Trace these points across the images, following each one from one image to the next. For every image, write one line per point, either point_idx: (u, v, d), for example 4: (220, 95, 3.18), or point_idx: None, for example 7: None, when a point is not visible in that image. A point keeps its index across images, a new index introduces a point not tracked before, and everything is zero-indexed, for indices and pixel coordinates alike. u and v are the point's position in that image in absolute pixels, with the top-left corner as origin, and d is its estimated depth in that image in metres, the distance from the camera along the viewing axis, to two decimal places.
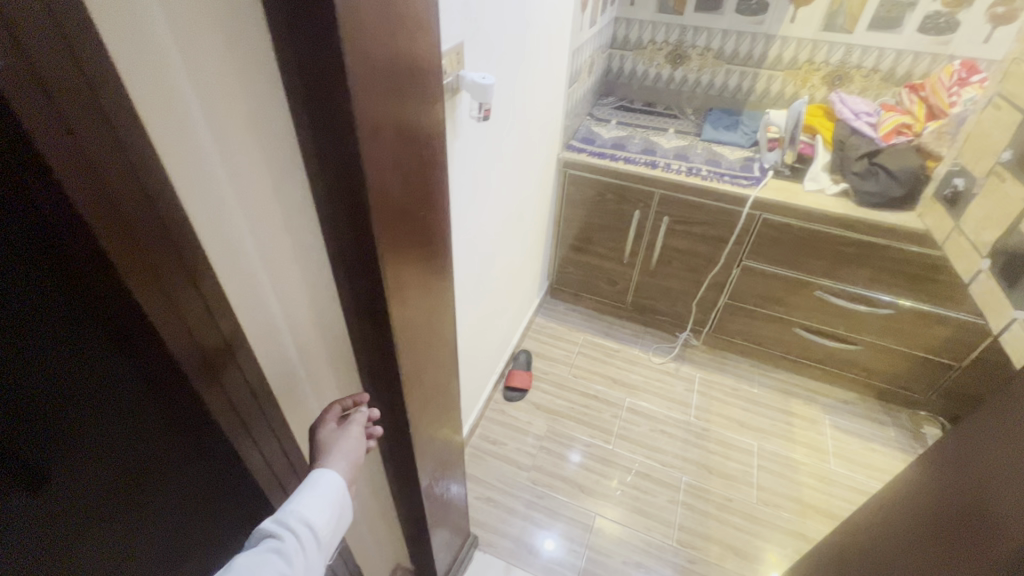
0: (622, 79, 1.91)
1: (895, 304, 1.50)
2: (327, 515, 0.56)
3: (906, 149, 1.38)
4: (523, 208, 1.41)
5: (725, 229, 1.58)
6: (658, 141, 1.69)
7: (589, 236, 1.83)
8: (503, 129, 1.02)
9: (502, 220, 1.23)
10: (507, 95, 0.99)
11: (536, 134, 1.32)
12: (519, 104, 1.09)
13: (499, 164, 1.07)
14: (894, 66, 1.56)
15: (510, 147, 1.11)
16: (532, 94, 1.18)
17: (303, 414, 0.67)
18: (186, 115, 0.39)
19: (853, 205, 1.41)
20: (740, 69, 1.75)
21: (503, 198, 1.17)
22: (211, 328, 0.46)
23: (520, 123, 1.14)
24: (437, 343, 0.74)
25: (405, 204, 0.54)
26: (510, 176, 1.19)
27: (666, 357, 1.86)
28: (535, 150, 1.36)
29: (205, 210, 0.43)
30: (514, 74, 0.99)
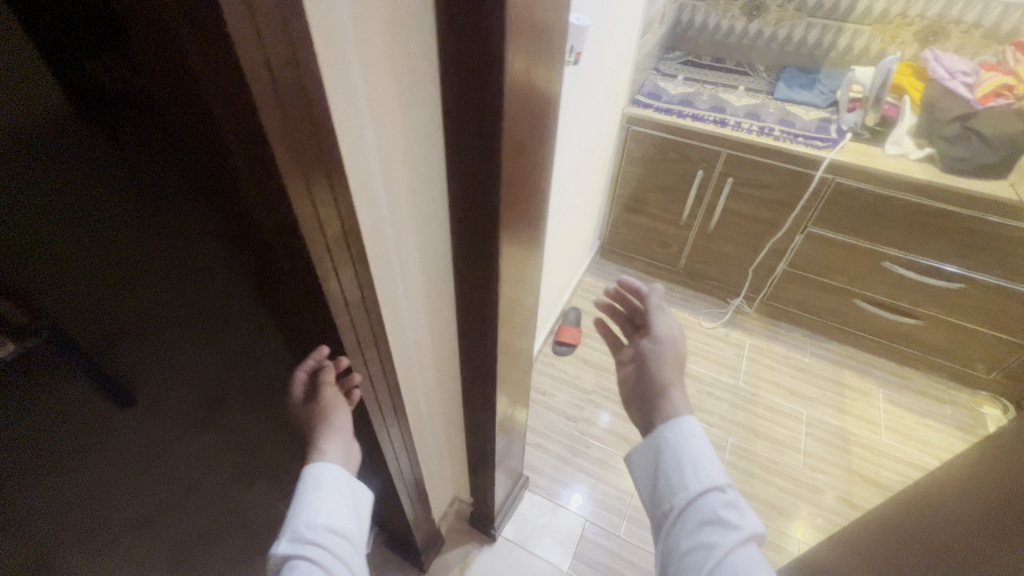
0: (691, 32, 1.82)
1: (968, 279, 1.45)
2: (338, 511, 0.60)
3: (1007, 112, 1.29)
4: (587, 161, 1.39)
5: (793, 193, 1.53)
6: (728, 99, 1.62)
7: (645, 196, 1.80)
8: (583, 81, 1.00)
9: (569, 174, 1.22)
10: (591, 42, 0.96)
11: (609, 80, 1.30)
12: (599, 56, 1.06)
13: (575, 116, 1.05)
14: (999, 21, 1.44)
15: (586, 99, 1.08)
16: (612, 40, 1.15)
17: (398, 345, 0.71)
18: (343, 43, 0.41)
19: (938, 171, 1.34)
20: (823, 23, 1.63)
21: (573, 151, 1.16)
22: (343, 251, 0.50)
23: (596, 74, 1.10)
24: (527, 288, 0.76)
25: (529, 147, 0.54)
26: (581, 130, 1.17)
27: (716, 323, 1.85)
28: (606, 97, 1.33)
29: (348, 138, 0.46)
30: (599, 20, 0.96)
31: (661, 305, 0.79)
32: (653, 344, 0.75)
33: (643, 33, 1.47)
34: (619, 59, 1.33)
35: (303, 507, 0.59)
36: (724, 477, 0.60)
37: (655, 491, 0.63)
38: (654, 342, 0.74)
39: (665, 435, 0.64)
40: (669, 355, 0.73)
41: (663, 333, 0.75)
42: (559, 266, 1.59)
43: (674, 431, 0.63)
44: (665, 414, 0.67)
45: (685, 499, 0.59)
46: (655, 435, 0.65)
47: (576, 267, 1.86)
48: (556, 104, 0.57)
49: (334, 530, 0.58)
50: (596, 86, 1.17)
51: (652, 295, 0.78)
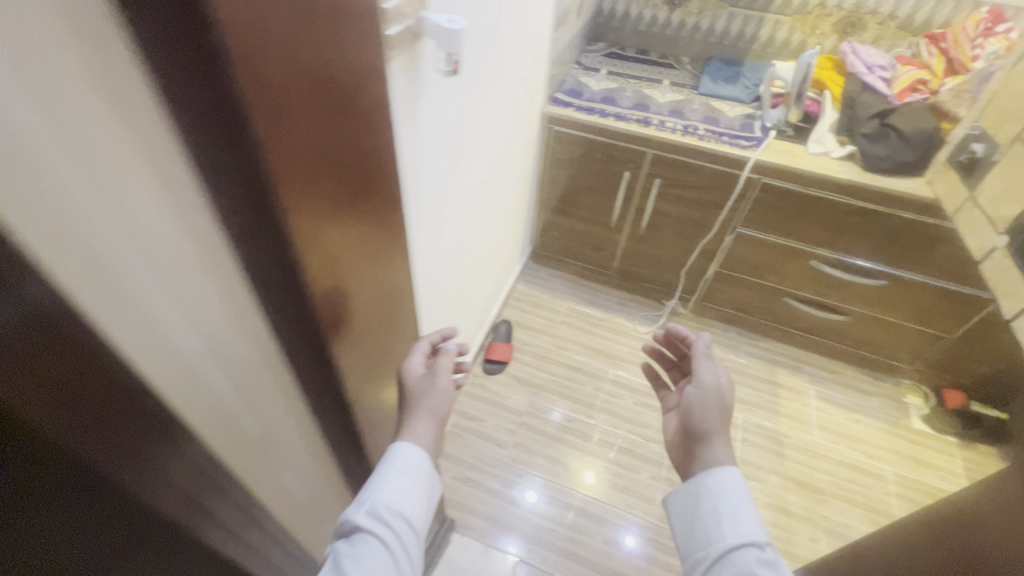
0: (614, 22, 1.71)
1: (890, 276, 1.44)
2: (401, 493, 0.68)
3: (922, 108, 1.26)
4: (500, 167, 1.26)
5: (720, 194, 1.46)
6: (652, 95, 1.53)
7: (574, 199, 1.69)
8: (467, 85, 0.86)
9: (471, 188, 1.08)
10: (473, 39, 0.81)
11: (516, 79, 1.16)
12: (489, 56, 0.91)
13: (463, 126, 0.90)
14: (914, 13, 1.41)
15: (477, 105, 0.94)
16: (511, 37, 1.01)
17: (269, 463, 0.56)
18: (15, 153, 0.25)
19: (860, 169, 1.31)
20: (744, 13, 1.56)
21: (468, 164, 1.01)
22: (142, 421, 0.32)
23: (490, 76, 0.96)
24: (396, 329, 0.66)
25: (341, 189, 0.44)
26: (479, 140, 1.03)
27: (652, 327, 1.79)
28: (514, 98, 1.20)
29: (85, 283, 0.30)
30: (483, 14, 0.82)
31: (707, 349, 0.91)
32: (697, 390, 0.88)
33: (556, 26, 1.34)
34: (527, 54, 1.19)
35: (376, 488, 0.67)
36: (755, 527, 0.73)
37: (695, 533, 0.78)
38: (698, 386, 0.87)
39: (703, 482, 0.79)
40: (713, 402, 0.85)
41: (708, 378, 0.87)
42: (481, 282, 1.46)
43: (719, 481, 0.78)
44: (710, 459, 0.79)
45: (719, 547, 0.73)
46: (694, 482, 0.81)
47: (504, 275, 1.74)
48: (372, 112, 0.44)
49: (394, 512, 0.66)
50: (495, 89, 1.02)
51: (698, 342, 0.92)
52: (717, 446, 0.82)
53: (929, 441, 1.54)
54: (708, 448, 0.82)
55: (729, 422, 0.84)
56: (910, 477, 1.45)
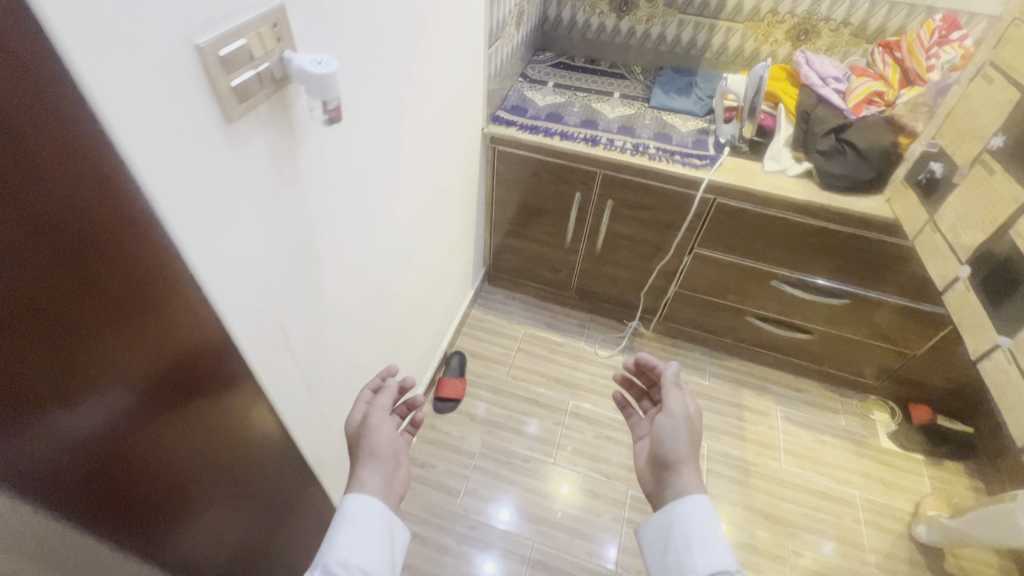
0: (560, 30, 1.61)
1: (852, 294, 1.38)
2: (356, 548, 0.75)
3: (879, 122, 1.19)
4: (430, 200, 1.14)
5: (676, 214, 1.38)
6: (601, 109, 1.43)
7: (525, 221, 1.59)
8: (362, 120, 0.73)
9: (392, 226, 0.96)
10: (360, 66, 0.68)
11: (439, 103, 1.04)
12: (392, 82, 0.79)
13: (365, 164, 0.78)
14: (867, 19, 1.34)
15: (382, 138, 0.81)
16: (421, 58, 0.88)
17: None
18: None
19: (817, 188, 1.24)
20: (695, 20, 1.47)
21: (383, 202, 0.89)
22: None
23: (398, 104, 0.84)
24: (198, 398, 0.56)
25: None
26: (395, 174, 0.91)
27: (614, 350, 1.71)
28: (439, 124, 1.07)
29: None
30: (371, 36, 0.69)
31: (676, 381, 0.98)
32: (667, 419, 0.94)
33: (490, 40, 1.22)
34: (452, 74, 1.07)
35: (333, 546, 0.74)
36: (724, 550, 0.81)
37: (669, 560, 0.86)
38: (668, 415, 0.93)
39: (675, 511, 0.87)
40: (682, 430, 0.91)
41: (676, 407, 0.94)
42: (423, 319, 1.34)
43: (685, 508, 0.86)
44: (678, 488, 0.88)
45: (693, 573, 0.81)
46: (667, 509, 0.89)
47: (455, 304, 1.63)
48: (24, 125, 0.32)
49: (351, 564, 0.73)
50: (409, 118, 0.90)
51: (666, 373, 0.98)
52: (686, 475, 0.89)
53: (896, 460, 1.50)
54: (679, 477, 0.89)
55: (697, 450, 0.91)
56: (878, 502, 1.40)
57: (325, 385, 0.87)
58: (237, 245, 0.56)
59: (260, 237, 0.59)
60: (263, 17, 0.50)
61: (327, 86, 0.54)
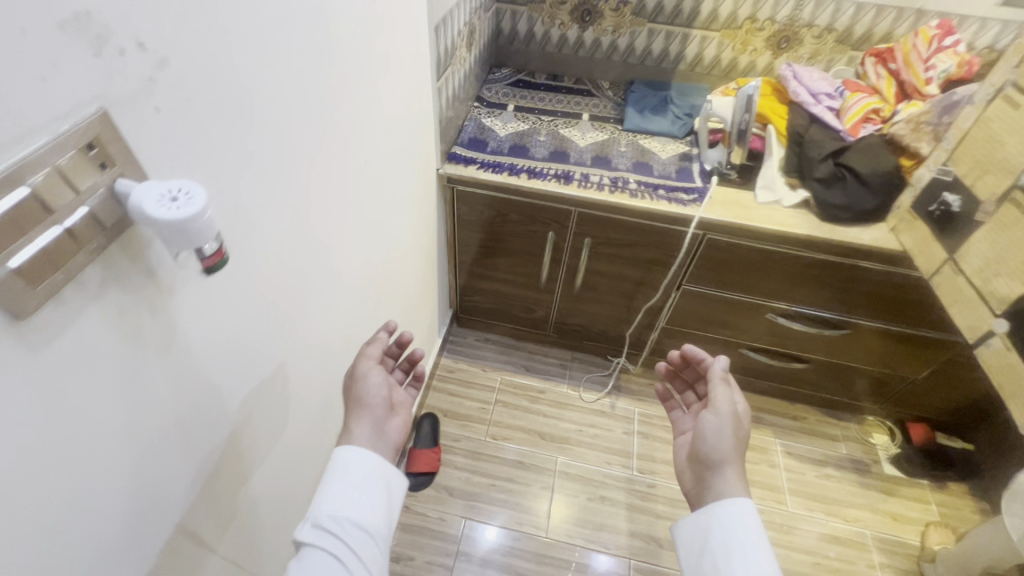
0: (517, 44, 1.42)
1: (853, 325, 1.28)
2: (350, 503, 0.70)
3: (879, 143, 1.08)
4: (379, 271, 0.94)
5: (662, 252, 1.24)
6: (570, 136, 1.27)
7: (494, 262, 1.42)
8: (263, 223, 0.53)
9: (329, 321, 0.77)
10: (245, 156, 0.48)
11: (379, 159, 0.84)
12: (303, 157, 0.59)
13: (278, 269, 0.59)
14: (853, 24, 1.22)
15: (300, 229, 0.62)
16: (344, 115, 0.69)
17: None
18: None
19: (816, 218, 1.11)
20: (666, 29, 1.32)
21: (312, 301, 0.69)
22: None
23: (318, 179, 0.64)
24: None
25: None
26: (326, 261, 0.71)
27: (600, 393, 1.57)
28: (382, 182, 0.88)
29: None
30: (258, 112, 0.49)
31: (725, 376, 0.88)
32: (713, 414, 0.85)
33: (439, 70, 1.02)
34: (393, 121, 0.87)
35: (327, 499, 0.70)
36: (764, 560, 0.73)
37: (704, 567, 0.77)
38: (715, 411, 0.84)
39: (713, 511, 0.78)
40: (729, 430, 0.83)
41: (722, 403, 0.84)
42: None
43: (724, 512, 0.77)
44: (717, 489, 0.80)
45: None
46: (705, 511, 0.80)
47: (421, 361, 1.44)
48: None
49: (346, 523, 0.69)
50: (337, 191, 0.70)
51: (713, 368, 0.89)
52: (726, 474, 0.80)
53: (902, 488, 1.43)
54: (720, 475, 0.80)
55: (745, 452, 0.82)
56: (889, 541, 1.32)
57: (251, 549, 0.68)
58: (55, 475, 0.36)
59: (105, 440, 0.40)
60: (60, 144, 0.31)
61: (189, 234, 0.35)
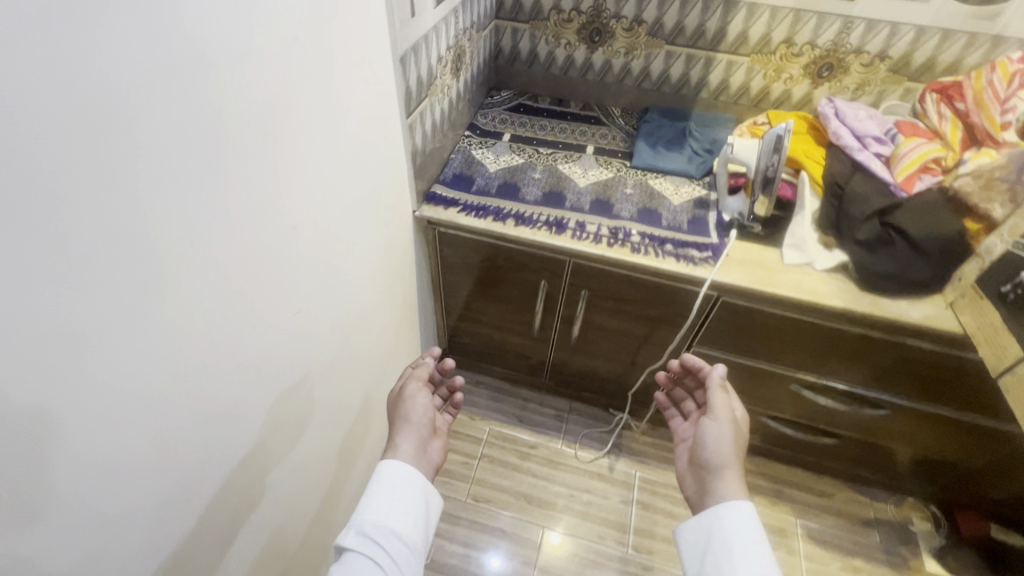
0: (518, 66, 1.28)
1: (894, 406, 1.08)
2: (390, 512, 0.74)
3: (937, 201, 0.89)
4: (332, 345, 0.79)
5: (670, 310, 1.07)
6: (569, 174, 1.12)
7: (483, 306, 1.28)
8: (109, 360, 0.38)
9: (264, 424, 0.63)
10: (72, 283, 0.34)
11: (326, 221, 0.69)
12: (190, 257, 0.44)
13: (154, 402, 0.44)
14: (911, 51, 1.03)
15: (188, 344, 0.47)
16: (265, 185, 0.53)
17: None
18: None
19: (855, 287, 0.93)
20: (687, 52, 1.15)
21: (224, 420, 0.54)
22: None
23: (227, 271, 0.50)
24: None
25: None
26: (242, 365, 0.56)
27: (599, 452, 1.41)
28: (332, 247, 0.73)
29: None
30: (102, 211, 0.35)
31: (724, 383, 0.84)
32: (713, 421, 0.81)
33: (411, 105, 0.88)
34: (347, 173, 0.72)
35: (368, 507, 0.74)
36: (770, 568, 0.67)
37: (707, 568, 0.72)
38: (714, 417, 0.80)
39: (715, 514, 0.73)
40: (728, 434, 0.78)
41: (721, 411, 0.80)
42: (350, 475, 1.00)
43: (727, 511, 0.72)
44: (715, 498, 0.75)
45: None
46: (704, 516, 0.75)
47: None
48: None
49: (385, 530, 0.72)
50: (257, 279, 0.55)
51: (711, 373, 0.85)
52: (724, 475, 0.76)
53: None
54: (718, 482, 0.76)
55: (743, 458, 0.78)
56: None
57: None
58: None
59: None
60: None
61: None
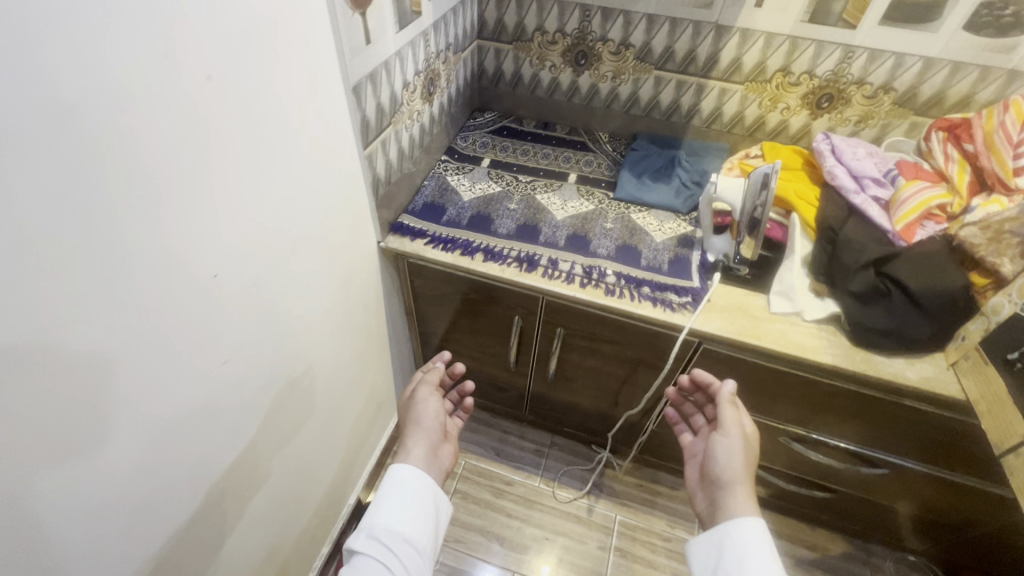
0: (502, 87, 1.23)
1: (891, 466, 1.00)
2: (400, 515, 0.75)
3: (940, 252, 0.81)
4: (273, 396, 0.73)
5: (649, 354, 1.01)
6: (547, 204, 1.05)
7: (459, 337, 1.23)
8: None
9: (179, 486, 0.58)
10: None
11: (257, 270, 0.63)
12: (34, 335, 0.37)
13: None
14: (917, 84, 0.95)
15: (49, 424, 0.40)
16: (158, 242, 0.47)
17: None
18: None
19: (848, 341, 0.85)
20: (676, 78, 1.08)
21: (103, 506, 0.48)
22: None
23: (116, 332, 0.44)
24: None
25: None
26: (139, 435, 0.50)
27: (578, 492, 1.34)
28: (268, 295, 0.67)
29: None
30: None
31: (734, 399, 0.82)
32: (723, 438, 0.79)
33: (368, 136, 0.82)
34: (283, 215, 0.66)
35: (379, 510, 0.76)
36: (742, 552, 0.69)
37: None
38: (725, 434, 0.78)
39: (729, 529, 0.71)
40: (739, 451, 0.77)
41: (733, 426, 0.78)
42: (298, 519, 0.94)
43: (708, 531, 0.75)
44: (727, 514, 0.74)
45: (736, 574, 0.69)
46: (713, 531, 0.74)
47: (366, 450, 1.24)
48: None
49: (395, 531, 0.74)
50: (151, 345, 0.49)
51: (721, 388, 0.83)
52: (737, 490, 0.75)
53: None
54: (729, 498, 0.75)
55: (754, 474, 0.76)
56: None
57: None
58: None
59: None
60: None
61: None
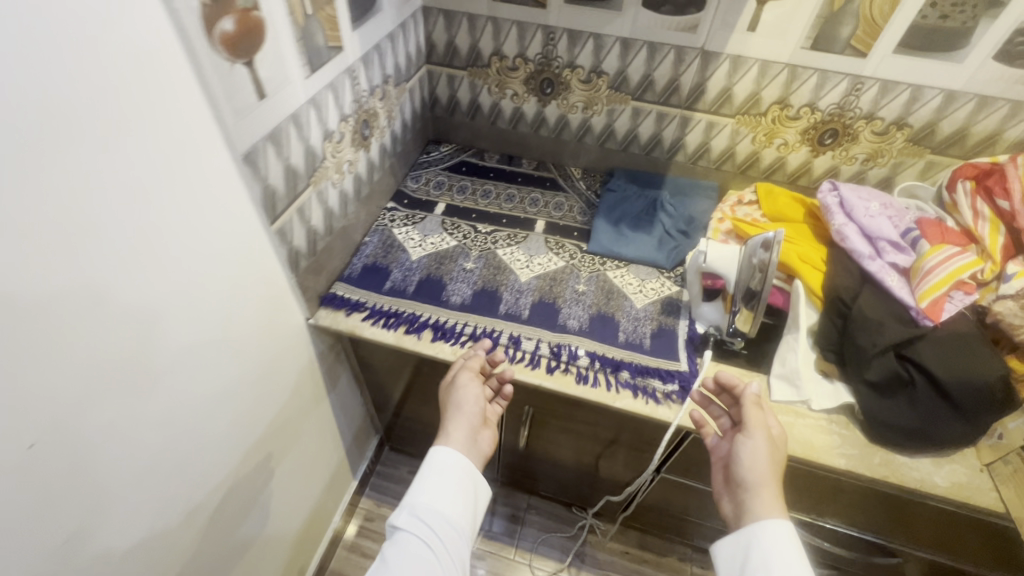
0: (459, 117, 1.07)
1: (908, 556, 0.88)
2: (446, 498, 0.63)
3: (973, 335, 0.67)
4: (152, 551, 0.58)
5: (632, 436, 0.87)
6: (510, 262, 0.90)
7: (418, 405, 1.08)
8: None
9: None
10: None
11: (95, 423, 0.47)
12: None
13: None
14: (936, 120, 0.81)
15: None
16: None
17: None
18: None
19: (863, 435, 0.72)
20: (657, 110, 0.93)
21: None
22: None
23: None
24: None
25: None
26: None
27: (558, 564, 1.21)
28: (122, 449, 0.50)
29: None
30: None
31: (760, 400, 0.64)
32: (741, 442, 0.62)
33: (276, 208, 0.65)
34: (142, 339, 0.50)
35: (420, 488, 0.63)
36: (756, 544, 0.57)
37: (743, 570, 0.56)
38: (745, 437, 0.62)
39: (752, 534, 0.57)
40: (761, 457, 0.60)
41: (757, 424, 0.62)
42: None
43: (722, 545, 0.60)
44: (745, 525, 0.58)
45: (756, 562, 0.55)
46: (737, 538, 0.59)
47: (314, 535, 1.08)
48: None
49: (439, 513, 0.62)
50: None
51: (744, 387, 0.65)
52: (761, 496, 0.59)
53: None
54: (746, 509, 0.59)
55: (779, 488, 0.59)
56: None
57: None
58: None
59: None
60: None
61: None
